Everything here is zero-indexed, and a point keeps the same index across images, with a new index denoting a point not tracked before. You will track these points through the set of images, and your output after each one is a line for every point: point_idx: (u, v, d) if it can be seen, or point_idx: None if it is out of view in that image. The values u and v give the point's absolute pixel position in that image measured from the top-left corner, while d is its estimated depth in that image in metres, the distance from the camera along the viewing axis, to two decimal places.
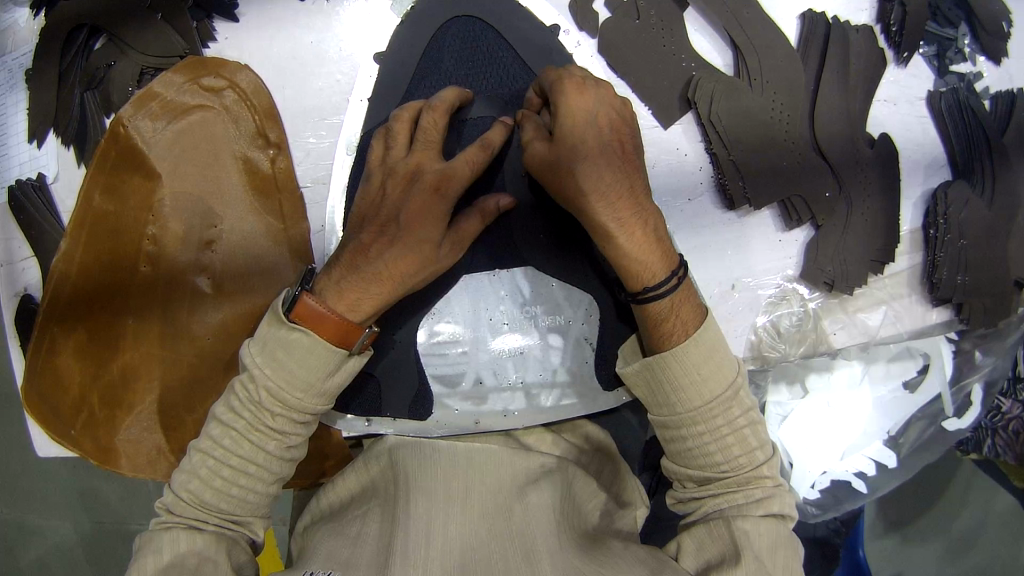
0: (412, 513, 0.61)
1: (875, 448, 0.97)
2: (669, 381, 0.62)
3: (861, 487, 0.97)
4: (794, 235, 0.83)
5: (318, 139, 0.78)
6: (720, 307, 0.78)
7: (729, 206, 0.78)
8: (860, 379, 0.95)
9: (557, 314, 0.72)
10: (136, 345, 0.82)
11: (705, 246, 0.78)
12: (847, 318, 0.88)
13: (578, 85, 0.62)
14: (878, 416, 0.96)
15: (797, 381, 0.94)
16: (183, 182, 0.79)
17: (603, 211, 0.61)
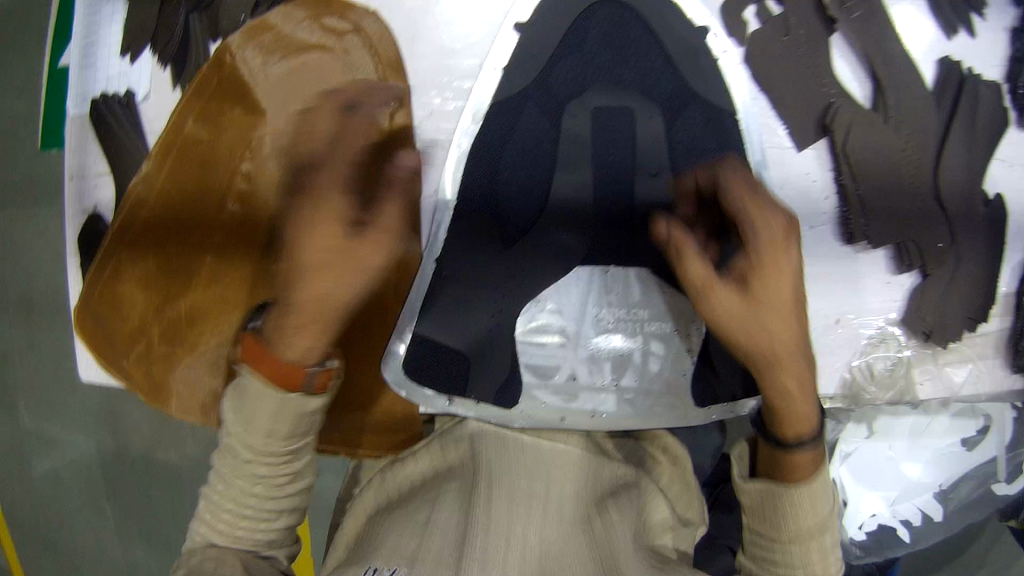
0: (492, 508, 0.57)
1: (925, 500, 0.92)
2: (787, 500, 0.56)
3: (906, 536, 0.93)
4: (901, 280, 0.80)
5: (442, 101, 0.75)
6: (823, 340, 0.76)
7: (847, 240, 0.76)
8: (926, 428, 0.91)
9: (664, 321, 0.70)
10: (215, 288, 0.79)
11: (818, 276, 0.75)
12: (936, 370, 0.84)
13: (748, 193, 0.58)
14: (936, 468, 0.92)
15: (867, 421, 0.91)
16: (289, 122, 0.76)
17: (754, 336, 0.56)
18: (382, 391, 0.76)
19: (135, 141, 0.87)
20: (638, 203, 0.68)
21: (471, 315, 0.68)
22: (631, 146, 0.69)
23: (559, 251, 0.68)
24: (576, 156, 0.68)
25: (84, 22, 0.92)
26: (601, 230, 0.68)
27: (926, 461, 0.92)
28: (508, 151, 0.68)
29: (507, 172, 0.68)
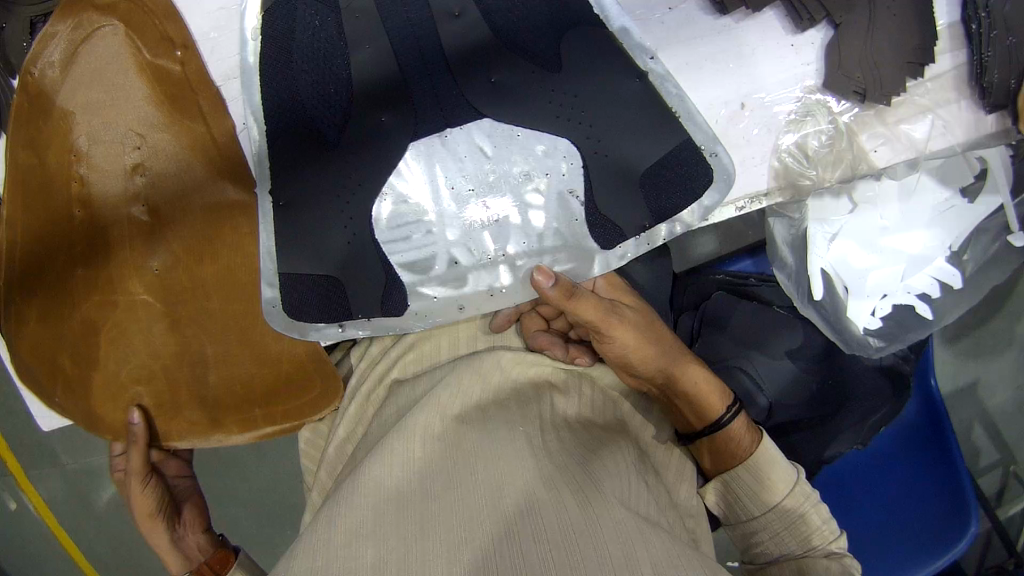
0: (434, 503, 0.50)
1: (938, 267, 0.85)
2: (736, 492, 0.66)
3: (926, 312, 0.87)
4: (809, 37, 0.67)
5: (220, 34, 0.67)
6: (731, 132, 0.65)
7: (721, 11, 0.63)
8: (918, 188, 0.82)
9: (530, 170, 0.61)
10: (105, 334, 0.70)
11: (701, 62, 0.63)
12: (887, 132, 0.72)
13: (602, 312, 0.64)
14: (943, 229, 0.84)
15: (844, 192, 0.79)
16: (103, 114, 0.66)
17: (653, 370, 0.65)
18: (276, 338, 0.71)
19: None
20: (451, 54, 0.59)
21: (324, 233, 0.61)
22: None
23: (385, 136, 0.60)
24: (365, 30, 0.60)
25: None
26: (425, 97, 0.60)
27: (927, 226, 0.83)
28: (297, 52, 0.60)
29: (303, 75, 0.60)
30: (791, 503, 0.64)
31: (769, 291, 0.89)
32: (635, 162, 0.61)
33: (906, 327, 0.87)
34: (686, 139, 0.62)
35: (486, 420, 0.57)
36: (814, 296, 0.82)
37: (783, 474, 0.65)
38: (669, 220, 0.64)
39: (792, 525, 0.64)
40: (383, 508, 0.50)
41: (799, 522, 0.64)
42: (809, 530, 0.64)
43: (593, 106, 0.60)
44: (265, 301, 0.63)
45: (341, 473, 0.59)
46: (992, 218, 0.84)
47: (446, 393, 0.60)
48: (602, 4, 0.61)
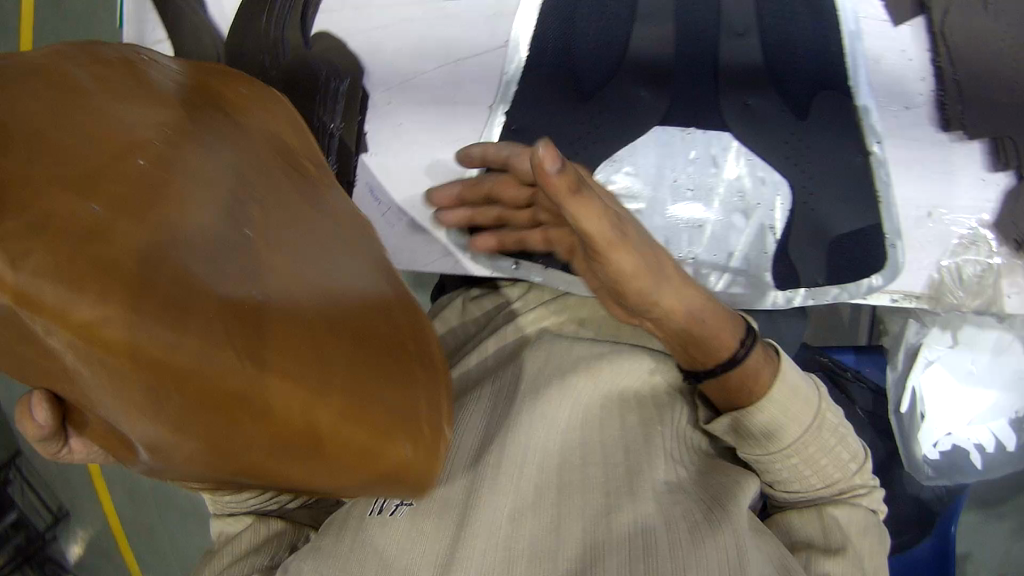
0: (578, 494, 0.52)
1: (998, 425, 0.88)
2: (770, 429, 0.59)
3: (978, 462, 0.90)
4: (997, 179, 0.72)
5: None
6: (914, 232, 0.70)
7: (943, 126, 0.69)
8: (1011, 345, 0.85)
9: (746, 192, 0.65)
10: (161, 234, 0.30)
11: (912, 161, 0.69)
12: None
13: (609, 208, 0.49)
14: (1017, 391, 0.86)
15: (952, 328, 0.85)
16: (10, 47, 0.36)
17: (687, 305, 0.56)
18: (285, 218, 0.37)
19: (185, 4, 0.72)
20: (720, 66, 0.64)
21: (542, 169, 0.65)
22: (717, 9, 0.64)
23: (635, 111, 0.64)
24: (654, 12, 0.64)
25: None
26: (683, 94, 0.64)
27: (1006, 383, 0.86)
28: (584, 8, 0.65)
29: (580, 29, 0.65)
30: (817, 433, 0.60)
31: (856, 388, 0.97)
32: (832, 225, 0.66)
33: (958, 469, 0.90)
34: (879, 224, 0.68)
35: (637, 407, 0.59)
36: (900, 407, 0.89)
37: (804, 402, 0.60)
38: (840, 284, 0.67)
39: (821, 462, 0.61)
40: (524, 480, 0.52)
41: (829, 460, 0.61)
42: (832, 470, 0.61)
43: (820, 163, 0.65)
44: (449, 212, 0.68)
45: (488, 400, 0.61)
46: None
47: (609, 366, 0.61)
48: (858, 78, 0.66)
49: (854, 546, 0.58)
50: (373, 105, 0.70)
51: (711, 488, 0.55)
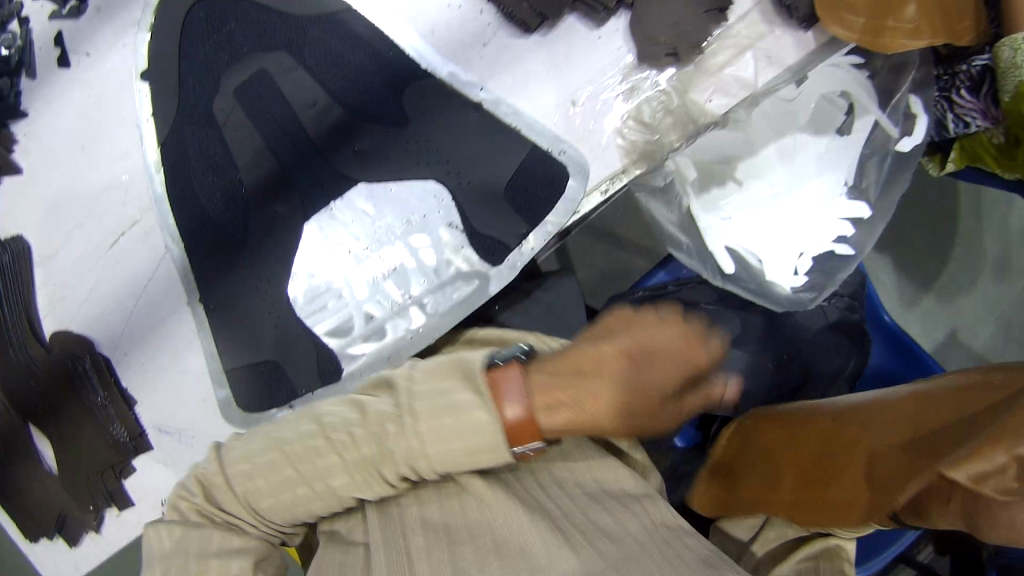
0: None
1: (841, 207, 0.90)
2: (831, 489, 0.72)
3: (850, 251, 0.89)
4: (610, 28, 0.72)
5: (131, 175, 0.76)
6: (568, 128, 0.70)
7: (526, 29, 0.69)
8: (796, 149, 0.91)
9: (410, 214, 0.69)
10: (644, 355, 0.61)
11: (525, 76, 0.70)
12: (716, 80, 0.75)
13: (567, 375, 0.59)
14: (832, 173, 0.90)
15: (726, 178, 0.90)
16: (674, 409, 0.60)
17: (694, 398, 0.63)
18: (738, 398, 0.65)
19: None
20: (316, 139, 0.69)
21: (249, 316, 0.72)
22: (285, 100, 0.70)
23: (281, 224, 0.70)
24: (243, 137, 0.71)
25: None
26: (301, 185, 0.69)
27: (817, 173, 0.91)
28: (194, 172, 0.72)
29: (203, 192, 0.72)
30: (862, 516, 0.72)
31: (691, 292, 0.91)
32: (495, 182, 0.69)
33: (833, 272, 0.89)
34: (532, 147, 0.68)
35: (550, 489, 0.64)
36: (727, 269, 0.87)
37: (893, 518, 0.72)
38: (541, 225, 0.69)
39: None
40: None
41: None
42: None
43: (444, 150, 0.69)
44: (220, 399, 0.73)
45: (398, 516, 0.62)
46: (869, 141, 0.90)
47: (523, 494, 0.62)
48: (427, 60, 0.68)
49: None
50: (116, 362, 0.77)
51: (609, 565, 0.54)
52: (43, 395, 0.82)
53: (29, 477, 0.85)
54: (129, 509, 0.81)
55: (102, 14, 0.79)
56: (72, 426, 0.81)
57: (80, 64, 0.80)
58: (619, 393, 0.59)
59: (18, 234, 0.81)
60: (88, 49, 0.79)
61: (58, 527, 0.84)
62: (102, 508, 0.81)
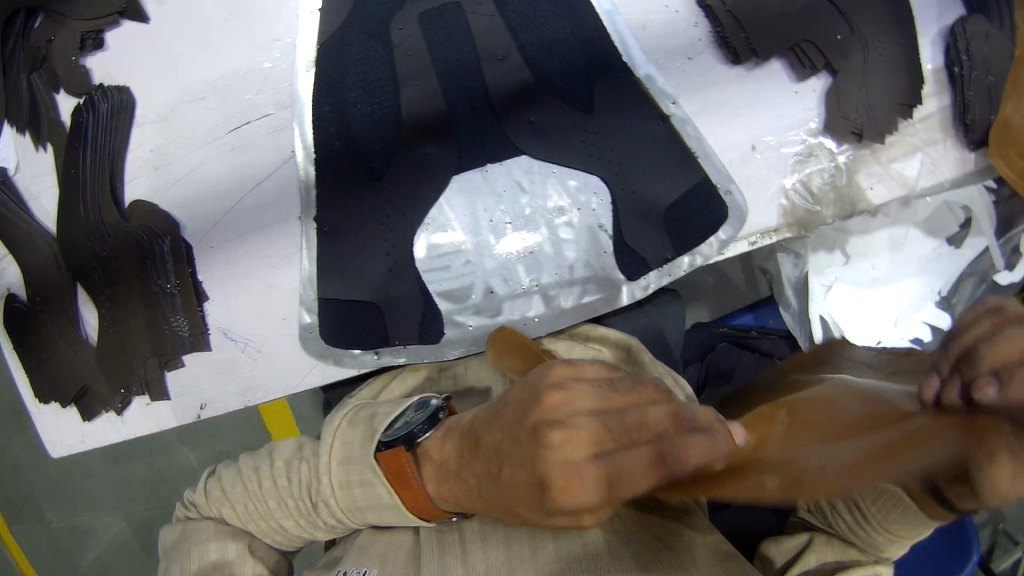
0: None
1: (928, 312, 0.92)
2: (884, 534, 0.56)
3: None
4: (810, 86, 0.75)
5: (273, 63, 0.70)
6: (741, 171, 0.68)
7: (734, 59, 0.68)
8: (905, 241, 0.92)
9: (563, 202, 0.66)
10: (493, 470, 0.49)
11: (715, 105, 0.68)
12: (882, 169, 0.79)
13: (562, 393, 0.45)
14: (929, 278, 0.92)
15: (838, 249, 0.91)
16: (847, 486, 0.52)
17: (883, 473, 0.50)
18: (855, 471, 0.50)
19: (21, 212, 0.81)
20: (492, 95, 0.66)
21: (363, 250, 0.67)
22: (473, 44, 0.66)
23: (428, 169, 0.66)
24: (414, 67, 0.66)
25: None
26: (462, 135, 0.66)
27: (916, 272, 0.92)
28: (348, 84, 0.67)
29: (353, 108, 0.67)
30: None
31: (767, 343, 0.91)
32: (657, 198, 0.66)
33: None
34: (704, 176, 0.67)
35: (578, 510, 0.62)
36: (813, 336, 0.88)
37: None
38: (690, 251, 0.67)
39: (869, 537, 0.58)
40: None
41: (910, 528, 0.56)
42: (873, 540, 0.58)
43: (616, 149, 0.66)
44: (302, 326, 0.70)
45: (454, 532, 0.63)
46: (976, 261, 0.92)
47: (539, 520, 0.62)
48: (630, 53, 0.66)
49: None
50: (197, 252, 0.71)
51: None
52: (101, 262, 0.75)
53: (59, 339, 0.80)
54: (165, 403, 0.76)
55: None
56: (121, 305, 0.75)
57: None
58: (533, 503, 0.45)
59: (125, 84, 0.75)
60: None
61: (75, 398, 0.80)
62: (132, 394, 0.77)
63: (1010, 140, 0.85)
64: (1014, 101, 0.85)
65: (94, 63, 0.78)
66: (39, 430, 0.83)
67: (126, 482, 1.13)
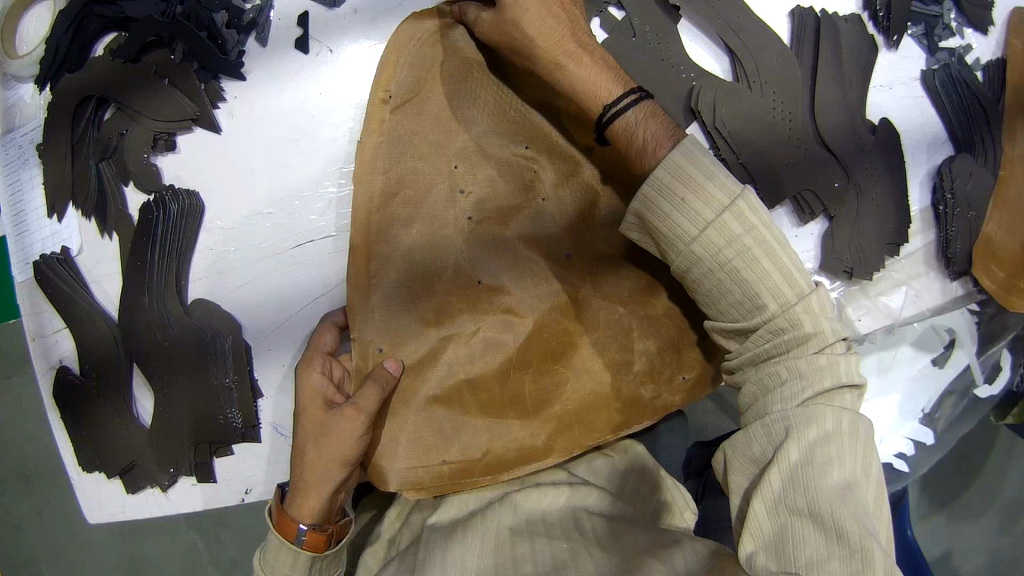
0: (465, 551, 0.68)
1: (912, 427, 1.12)
2: (735, 279, 0.58)
3: (903, 467, 1.14)
4: (809, 229, 0.86)
5: (338, 187, 0.80)
6: None
7: None
8: (894, 362, 1.10)
9: None
10: (303, 450, 0.69)
11: None
12: (869, 304, 0.92)
13: (347, 416, 0.67)
14: (913, 397, 1.12)
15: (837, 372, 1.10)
16: (608, 322, 0.74)
17: (599, 293, 0.74)
18: (612, 321, 0.74)
19: (81, 293, 0.87)
20: (531, 234, 0.74)
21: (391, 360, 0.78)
22: (515, 186, 0.74)
23: None
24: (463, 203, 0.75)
25: (11, 194, 0.97)
26: (497, 269, 0.73)
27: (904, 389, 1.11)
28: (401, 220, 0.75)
29: None
30: (733, 254, 0.58)
31: None
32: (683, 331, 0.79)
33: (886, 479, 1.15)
34: None
35: (542, 526, 0.71)
36: None
37: (708, 200, 0.58)
38: None
39: (660, 219, 0.60)
40: (454, 555, 0.67)
41: (702, 199, 0.58)
42: (670, 223, 0.60)
43: (632, 298, 0.74)
44: None
45: (478, 515, 0.73)
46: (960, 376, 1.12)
47: (546, 498, 0.75)
48: None
49: (835, 440, 0.54)
50: (256, 349, 0.81)
51: (583, 531, 0.70)
52: (157, 351, 0.83)
53: (108, 416, 0.86)
54: (211, 484, 0.83)
55: (355, 16, 0.81)
56: (176, 394, 0.83)
57: (318, 56, 0.81)
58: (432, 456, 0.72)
59: (195, 190, 0.83)
60: (333, 46, 0.81)
61: (120, 472, 0.87)
62: (178, 474, 0.84)
63: (991, 257, 0.95)
64: (996, 222, 0.94)
65: (167, 164, 0.85)
66: (77, 494, 0.90)
67: (124, 553, 1.14)
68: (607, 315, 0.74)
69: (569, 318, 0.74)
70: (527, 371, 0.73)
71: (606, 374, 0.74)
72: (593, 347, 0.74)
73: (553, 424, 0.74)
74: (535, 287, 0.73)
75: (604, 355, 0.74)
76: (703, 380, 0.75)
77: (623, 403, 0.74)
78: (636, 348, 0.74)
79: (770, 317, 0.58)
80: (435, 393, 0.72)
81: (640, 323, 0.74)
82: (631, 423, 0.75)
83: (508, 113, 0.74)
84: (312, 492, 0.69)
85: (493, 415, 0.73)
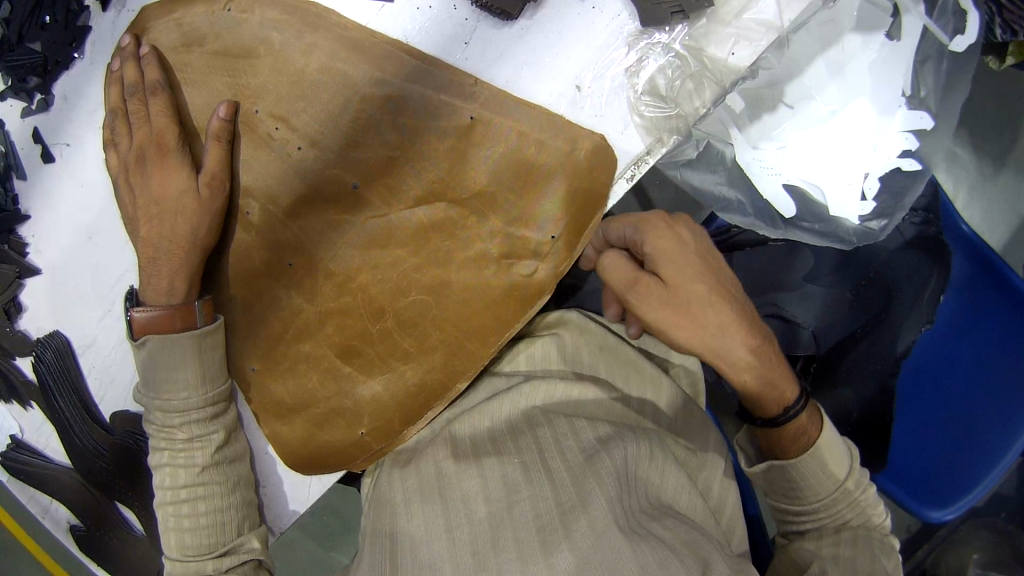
0: (413, 505, 0.64)
1: (901, 120, 0.89)
2: (817, 480, 0.69)
3: (915, 165, 0.90)
4: None
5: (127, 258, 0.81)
6: (576, 113, 0.70)
7: (507, 18, 0.68)
8: (845, 60, 0.87)
9: None
10: (155, 229, 0.69)
11: (512, 40, 0.69)
12: (734, 28, 0.72)
13: (158, 157, 0.69)
14: (884, 91, 0.88)
15: (776, 105, 0.87)
16: (438, 220, 0.67)
17: (410, 193, 0.67)
18: (440, 215, 0.67)
19: (44, 463, 0.88)
20: (315, 179, 0.68)
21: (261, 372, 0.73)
22: (270, 146, 0.68)
23: None
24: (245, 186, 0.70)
25: None
26: (307, 233, 0.69)
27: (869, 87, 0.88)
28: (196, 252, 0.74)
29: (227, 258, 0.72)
30: (847, 498, 0.69)
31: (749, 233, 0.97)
32: None
33: (897, 193, 0.91)
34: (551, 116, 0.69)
35: (486, 448, 0.67)
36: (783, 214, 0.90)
37: (835, 464, 0.69)
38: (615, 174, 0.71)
39: (796, 473, 0.69)
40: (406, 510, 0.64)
41: (826, 469, 0.68)
42: (798, 464, 0.68)
43: (441, 182, 0.67)
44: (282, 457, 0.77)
45: (421, 460, 0.69)
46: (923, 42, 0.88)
47: (492, 414, 0.70)
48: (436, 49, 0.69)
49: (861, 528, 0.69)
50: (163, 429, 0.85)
51: (537, 443, 0.65)
52: (119, 470, 0.88)
53: (126, 545, 0.90)
54: None
55: (69, 101, 0.80)
56: None
57: (63, 155, 0.80)
58: (356, 428, 0.73)
59: (54, 329, 0.83)
60: (67, 138, 0.80)
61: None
62: None
63: None
64: None
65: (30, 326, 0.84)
66: None
67: None
68: (429, 215, 0.67)
69: (397, 241, 0.68)
70: (390, 307, 0.69)
71: (464, 273, 0.68)
72: (441, 253, 0.68)
73: (444, 348, 0.70)
74: (345, 236, 0.69)
75: (452, 254, 0.68)
76: (571, 217, 0.66)
77: (497, 285, 0.68)
78: (479, 228, 0.67)
79: (838, 494, 0.69)
80: (323, 368, 0.72)
81: (468, 203, 0.67)
82: (516, 299, 0.68)
83: (227, 93, 0.69)
84: (171, 272, 0.69)
85: (384, 363, 0.71)
